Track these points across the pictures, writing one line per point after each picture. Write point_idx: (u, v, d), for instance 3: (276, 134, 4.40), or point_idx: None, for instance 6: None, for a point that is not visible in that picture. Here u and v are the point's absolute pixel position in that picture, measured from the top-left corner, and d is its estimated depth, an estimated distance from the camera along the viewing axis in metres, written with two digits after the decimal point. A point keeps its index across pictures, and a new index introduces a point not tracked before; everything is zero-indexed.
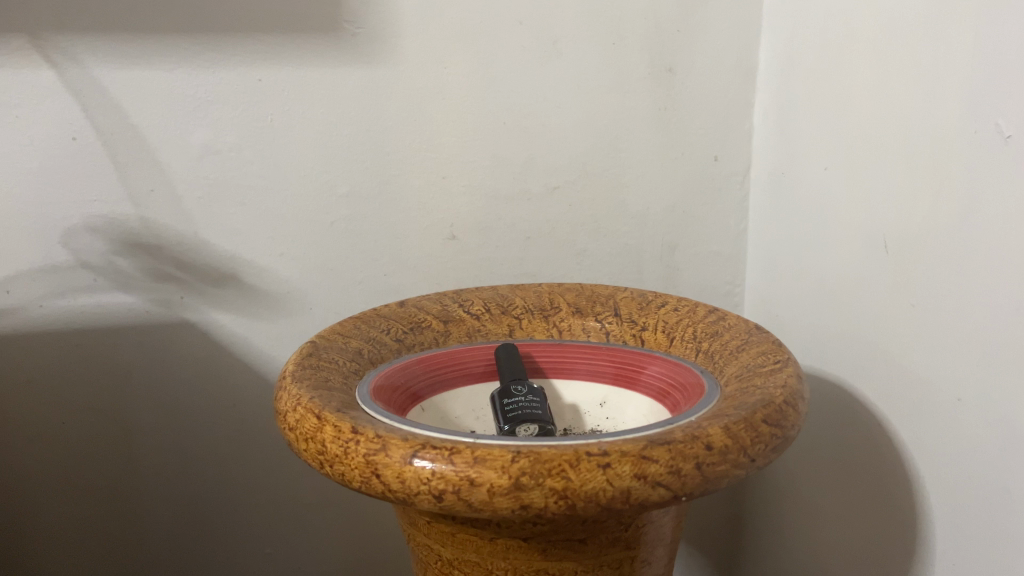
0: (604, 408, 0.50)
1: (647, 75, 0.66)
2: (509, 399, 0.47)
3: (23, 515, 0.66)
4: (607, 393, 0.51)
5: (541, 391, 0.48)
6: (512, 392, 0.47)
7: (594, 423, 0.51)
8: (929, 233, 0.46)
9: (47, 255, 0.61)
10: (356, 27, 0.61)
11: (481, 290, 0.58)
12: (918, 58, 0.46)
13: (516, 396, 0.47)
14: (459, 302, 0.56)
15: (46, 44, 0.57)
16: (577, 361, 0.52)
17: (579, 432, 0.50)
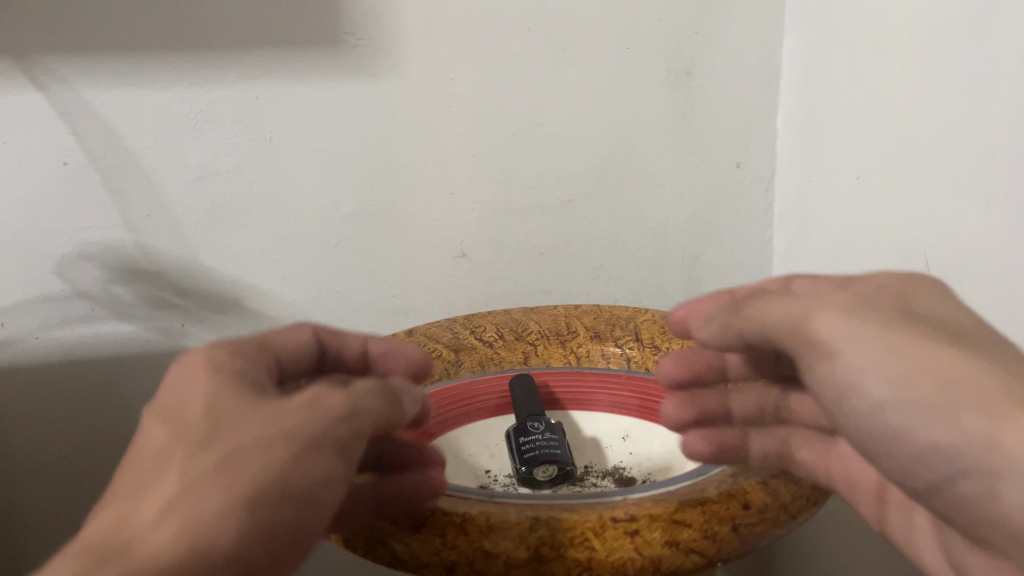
0: (627, 443, 0.48)
1: (665, 80, 0.62)
2: (525, 437, 0.44)
3: (28, 548, 0.65)
4: (630, 427, 0.48)
5: (558, 427, 0.45)
6: (528, 429, 0.44)
7: (617, 458, 0.47)
8: (978, 252, 0.42)
9: (42, 286, 0.59)
10: (356, 38, 0.58)
11: (494, 317, 0.56)
12: (962, 67, 0.42)
13: (534, 434, 0.44)
14: (471, 330, 0.54)
15: (33, 67, 0.55)
16: (596, 395, 0.49)
17: (602, 468, 0.47)
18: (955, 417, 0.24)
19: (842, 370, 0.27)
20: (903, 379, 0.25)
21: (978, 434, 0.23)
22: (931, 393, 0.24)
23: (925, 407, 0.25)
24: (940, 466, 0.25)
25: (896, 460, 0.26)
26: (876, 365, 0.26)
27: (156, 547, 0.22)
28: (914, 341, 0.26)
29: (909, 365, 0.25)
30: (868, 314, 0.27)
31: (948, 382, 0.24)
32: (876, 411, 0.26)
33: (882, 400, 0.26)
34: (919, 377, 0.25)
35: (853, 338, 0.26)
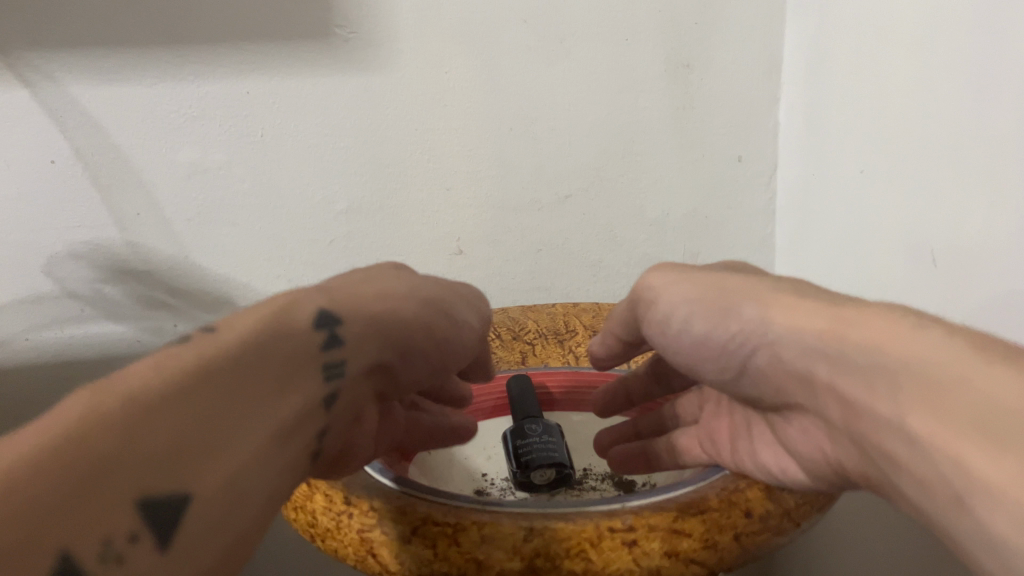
0: None
1: (663, 73, 0.61)
2: (523, 439, 0.42)
3: None
4: None
5: (554, 427, 0.43)
6: (525, 431, 0.42)
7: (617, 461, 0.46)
8: (987, 250, 0.40)
9: (32, 286, 0.59)
10: (347, 31, 0.56)
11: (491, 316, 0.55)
12: (971, 57, 0.41)
13: (531, 437, 0.42)
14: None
15: (18, 63, 0.53)
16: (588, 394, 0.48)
17: (602, 471, 0.46)
18: (732, 311, 0.29)
19: (660, 313, 0.33)
20: (694, 302, 0.31)
21: (752, 313, 0.28)
22: (713, 307, 0.30)
23: (712, 314, 0.30)
24: (734, 350, 0.30)
25: (711, 363, 0.31)
26: (685, 295, 0.32)
27: (371, 298, 0.30)
28: (706, 278, 0.32)
29: (701, 291, 0.32)
30: (675, 273, 0.34)
31: (726, 292, 0.30)
32: (687, 328, 0.32)
33: (687, 325, 0.32)
34: (709, 297, 0.31)
35: (667, 288, 0.33)
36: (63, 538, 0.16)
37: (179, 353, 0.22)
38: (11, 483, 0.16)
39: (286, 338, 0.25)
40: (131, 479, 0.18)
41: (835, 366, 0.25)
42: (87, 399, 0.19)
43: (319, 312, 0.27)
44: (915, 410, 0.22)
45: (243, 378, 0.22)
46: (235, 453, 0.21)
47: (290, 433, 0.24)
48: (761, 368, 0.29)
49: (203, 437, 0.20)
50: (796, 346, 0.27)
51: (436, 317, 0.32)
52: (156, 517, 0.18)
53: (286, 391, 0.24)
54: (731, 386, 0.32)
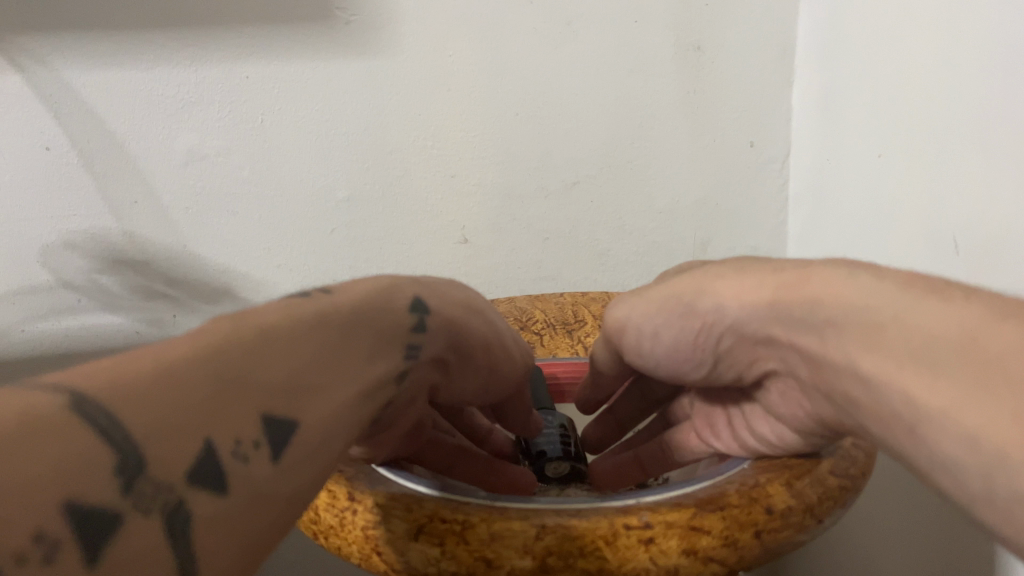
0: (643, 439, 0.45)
1: (673, 55, 0.59)
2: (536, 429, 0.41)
3: None
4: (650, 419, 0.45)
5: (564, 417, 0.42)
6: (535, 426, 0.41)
7: None
8: (1009, 235, 0.39)
9: (26, 276, 0.57)
10: (348, 13, 0.55)
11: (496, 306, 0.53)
12: (993, 33, 0.39)
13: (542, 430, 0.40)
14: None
15: (10, 46, 0.52)
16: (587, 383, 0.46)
17: None
18: (690, 307, 0.30)
19: (623, 328, 0.34)
20: (652, 310, 0.32)
21: (709, 302, 0.29)
22: (669, 310, 0.31)
23: (675, 318, 0.31)
24: (704, 343, 0.30)
25: (687, 362, 0.32)
26: (642, 310, 0.32)
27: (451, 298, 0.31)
28: (653, 287, 0.33)
29: (654, 296, 0.32)
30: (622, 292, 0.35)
31: (675, 291, 0.31)
32: (661, 339, 0.32)
33: (651, 334, 0.32)
34: (661, 306, 0.31)
35: (622, 307, 0.34)
36: (208, 428, 0.18)
37: (301, 304, 0.24)
38: (173, 369, 0.18)
39: (379, 317, 0.27)
40: (255, 396, 0.20)
41: (791, 325, 0.26)
42: (225, 322, 0.21)
43: (413, 300, 0.29)
44: (869, 352, 0.23)
45: (342, 346, 0.24)
46: (327, 402, 0.23)
47: (372, 399, 0.25)
48: (732, 350, 0.30)
49: (307, 385, 0.22)
50: (754, 321, 0.28)
51: (498, 337, 0.33)
52: (268, 434, 0.20)
53: (373, 362, 0.26)
54: (708, 379, 0.33)
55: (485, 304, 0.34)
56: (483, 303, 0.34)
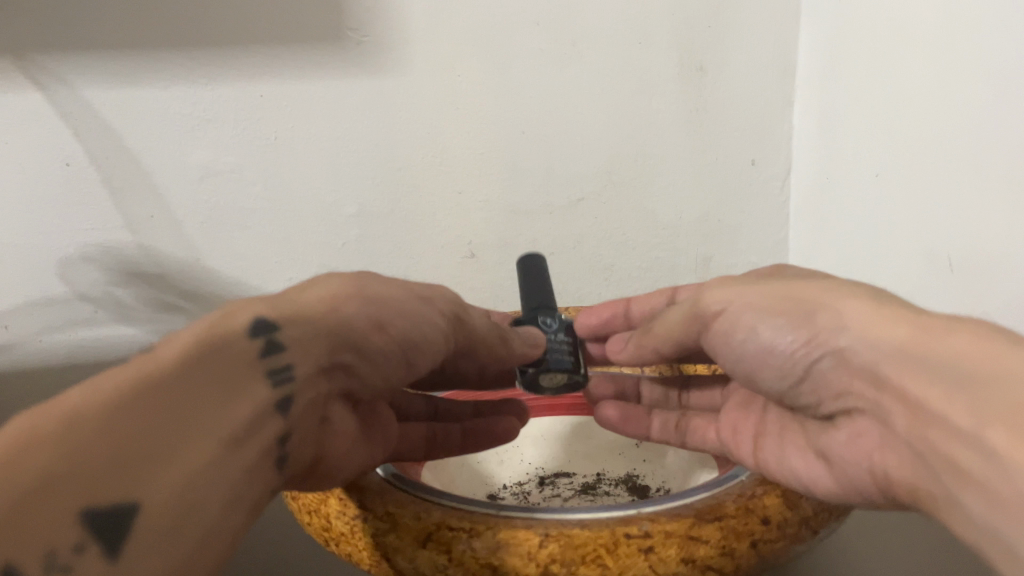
0: (640, 451, 0.47)
1: (676, 75, 0.61)
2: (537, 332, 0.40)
3: None
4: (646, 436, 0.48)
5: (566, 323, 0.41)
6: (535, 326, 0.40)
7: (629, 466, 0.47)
8: (1004, 255, 0.40)
9: (43, 289, 0.59)
10: (360, 34, 0.56)
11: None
12: (990, 59, 0.40)
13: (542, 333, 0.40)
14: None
15: (32, 66, 0.54)
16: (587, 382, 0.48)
17: (614, 475, 0.46)
18: (810, 314, 0.31)
19: (718, 315, 0.35)
20: (761, 305, 0.33)
21: (827, 316, 0.30)
22: (784, 309, 0.32)
23: (786, 316, 0.32)
24: (799, 355, 0.32)
25: (772, 360, 0.33)
26: (750, 307, 0.33)
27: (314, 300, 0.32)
28: (768, 285, 0.34)
29: (769, 295, 0.33)
30: (731, 281, 0.36)
31: (797, 296, 0.32)
32: (756, 331, 0.33)
33: (746, 325, 0.33)
34: (774, 303, 0.33)
35: (722, 294, 0.35)
36: (8, 553, 0.19)
37: (119, 371, 0.24)
38: None
39: (225, 351, 0.27)
40: (71, 495, 0.20)
41: (902, 365, 0.28)
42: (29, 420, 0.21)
43: (255, 318, 0.28)
44: (997, 427, 0.24)
45: (186, 395, 0.24)
46: (185, 462, 0.23)
47: (246, 434, 0.26)
48: (825, 373, 0.31)
49: (156, 456, 0.22)
50: (867, 351, 0.29)
51: (376, 319, 0.33)
52: (99, 529, 0.21)
53: (232, 399, 0.26)
54: (785, 392, 0.34)
55: (372, 282, 0.34)
56: (370, 282, 0.34)
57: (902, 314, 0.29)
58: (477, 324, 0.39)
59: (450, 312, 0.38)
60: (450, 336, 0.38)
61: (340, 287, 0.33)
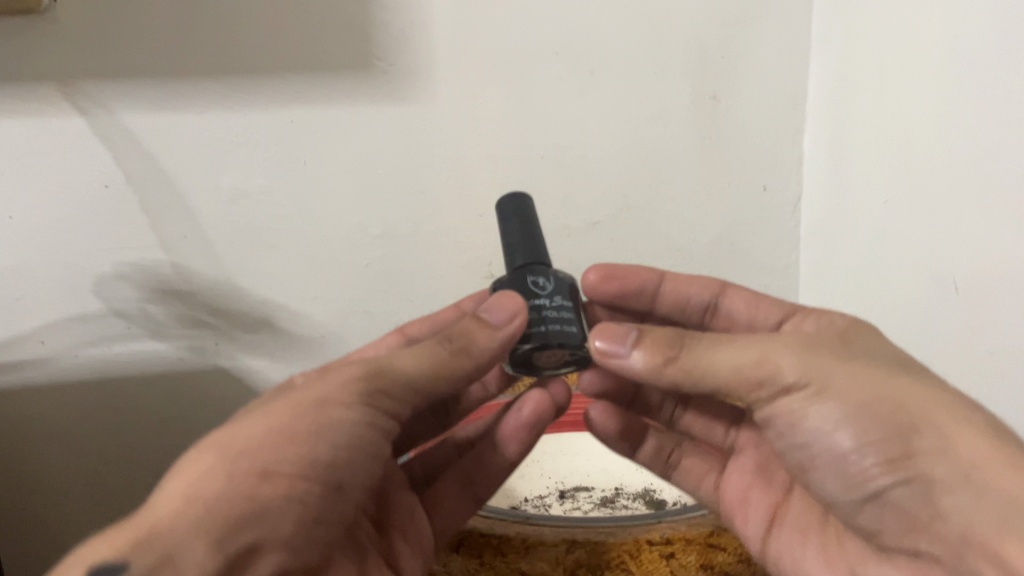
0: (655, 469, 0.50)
1: (690, 103, 0.63)
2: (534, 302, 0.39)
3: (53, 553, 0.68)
4: None
5: (563, 280, 0.41)
6: (532, 288, 0.40)
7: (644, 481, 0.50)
8: (1007, 279, 0.42)
9: (80, 305, 0.61)
10: (386, 63, 0.59)
11: (405, 330, 0.53)
12: (991, 95, 0.42)
13: (539, 296, 0.40)
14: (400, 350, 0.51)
15: (75, 92, 0.56)
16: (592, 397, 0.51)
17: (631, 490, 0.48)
18: (909, 432, 0.34)
19: (800, 388, 0.36)
20: (851, 403, 0.35)
21: (930, 441, 0.34)
22: (883, 419, 0.34)
23: (881, 432, 0.35)
24: (882, 470, 0.35)
25: (849, 464, 0.36)
26: (849, 400, 0.35)
27: (169, 502, 0.31)
28: (861, 376, 0.35)
29: (865, 389, 0.35)
30: (807, 346, 0.36)
31: (902, 403, 0.34)
32: (839, 428, 0.36)
33: (831, 419, 0.35)
34: (863, 408, 0.35)
35: (799, 365, 0.35)
36: None
37: None
38: None
39: None
40: None
41: (1009, 527, 0.31)
42: None
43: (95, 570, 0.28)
44: None
45: None
46: None
47: None
48: (899, 500, 0.35)
49: None
50: (970, 498, 0.32)
51: (248, 484, 0.32)
52: None
53: None
54: (846, 503, 0.39)
55: (231, 447, 0.33)
56: (223, 452, 0.33)
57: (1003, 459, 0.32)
58: (398, 372, 0.38)
59: (352, 401, 0.36)
60: (373, 415, 0.37)
61: (200, 470, 0.32)
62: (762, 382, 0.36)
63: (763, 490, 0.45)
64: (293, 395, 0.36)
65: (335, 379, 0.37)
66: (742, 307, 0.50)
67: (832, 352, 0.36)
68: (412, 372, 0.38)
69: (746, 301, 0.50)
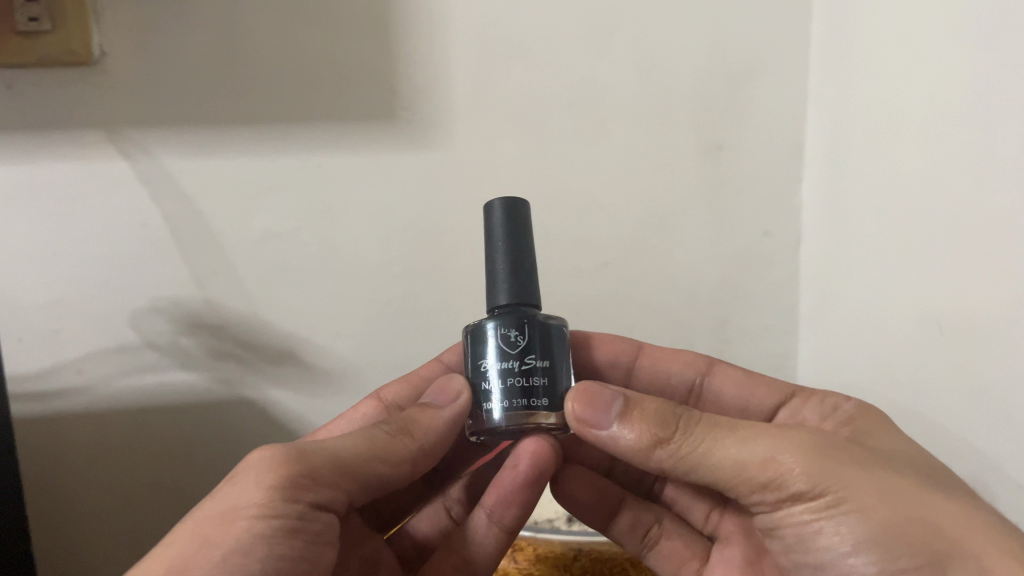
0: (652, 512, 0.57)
1: (694, 152, 0.67)
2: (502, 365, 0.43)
3: None
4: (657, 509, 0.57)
5: (538, 327, 0.44)
6: (499, 351, 0.43)
7: None
8: (986, 316, 0.45)
9: (116, 336, 0.65)
10: (409, 114, 0.64)
11: (383, 398, 0.56)
12: (963, 147, 0.46)
13: (510, 358, 0.43)
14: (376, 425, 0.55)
15: (122, 139, 0.61)
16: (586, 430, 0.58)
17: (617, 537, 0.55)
18: (938, 556, 0.36)
19: (814, 496, 0.38)
20: (869, 520, 0.37)
21: (967, 566, 0.35)
22: (907, 541, 0.36)
23: (898, 552, 0.36)
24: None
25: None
26: (877, 512, 0.37)
27: None
28: (881, 490, 0.38)
29: (883, 505, 0.37)
30: (819, 455, 0.39)
31: (929, 526, 0.36)
32: (849, 535, 0.38)
33: (849, 539, 0.38)
34: (886, 527, 0.37)
35: (811, 475, 0.38)
36: None
37: None
38: None
39: None
40: None
41: None
42: None
43: None
44: None
45: None
46: None
47: None
48: None
49: None
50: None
51: None
52: None
53: None
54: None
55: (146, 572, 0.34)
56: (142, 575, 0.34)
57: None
58: (321, 461, 0.41)
59: (271, 498, 0.38)
60: (297, 508, 0.38)
61: None
62: (770, 483, 0.39)
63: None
64: (206, 508, 0.37)
65: (245, 480, 0.38)
66: (729, 387, 0.56)
67: (848, 461, 0.39)
68: (337, 452, 0.42)
69: (735, 384, 0.56)
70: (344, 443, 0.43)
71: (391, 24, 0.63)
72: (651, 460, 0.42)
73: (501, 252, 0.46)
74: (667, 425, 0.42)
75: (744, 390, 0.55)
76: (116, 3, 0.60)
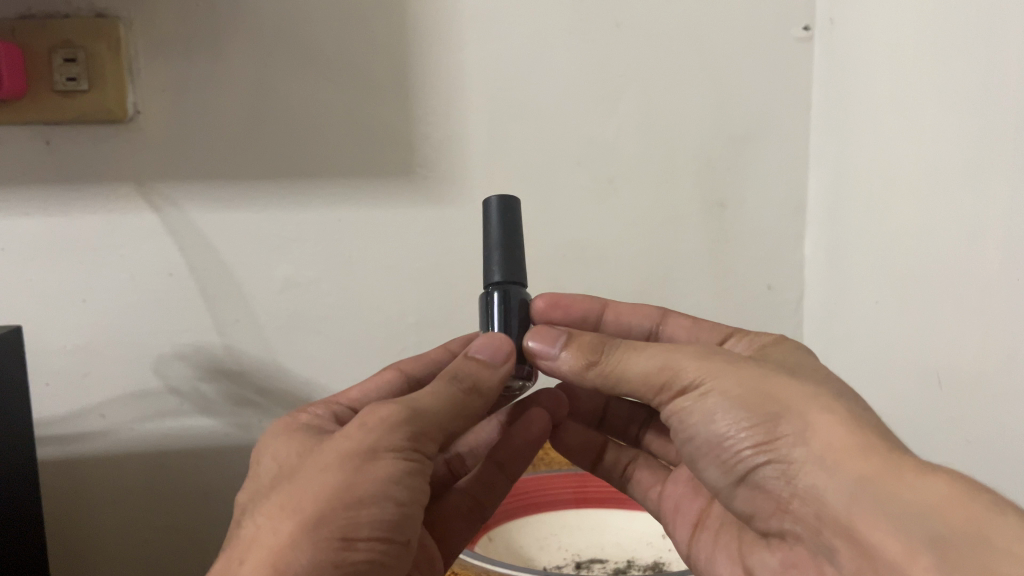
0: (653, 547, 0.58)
1: (700, 210, 0.69)
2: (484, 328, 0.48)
3: None
4: (655, 536, 0.58)
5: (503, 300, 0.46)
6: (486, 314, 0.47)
7: (636, 552, 0.58)
8: (979, 371, 0.46)
9: (140, 383, 0.67)
10: (427, 171, 0.67)
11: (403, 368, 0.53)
12: (959, 212, 0.48)
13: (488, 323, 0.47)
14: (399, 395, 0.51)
15: (152, 192, 0.64)
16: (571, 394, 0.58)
17: (621, 566, 0.56)
18: (776, 419, 0.37)
19: (692, 387, 0.40)
20: (731, 398, 0.38)
21: (795, 424, 0.36)
22: (756, 408, 0.37)
23: (754, 422, 0.37)
24: (752, 453, 0.38)
25: (724, 450, 0.39)
26: (736, 391, 0.38)
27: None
28: (746, 375, 0.39)
29: (744, 386, 0.38)
30: (707, 354, 0.40)
31: (772, 395, 0.38)
32: (711, 414, 0.39)
33: (716, 415, 0.39)
34: (741, 401, 0.38)
35: (696, 368, 0.40)
36: None
37: None
38: None
39: None
40: None
41: (860, 505, 0.34)
42: None
43: None
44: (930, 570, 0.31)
45: None
46: None
47: None
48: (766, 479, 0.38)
49: None
50: (828, 481, 0.35)
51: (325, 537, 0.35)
52: None
53: None
54: (724, 488, 0.42)
55: (302, 496, 0.36)
56: (298, 498, 0.36)
57: (859, 446, 0.35)
58: (435, 411, 0.41)
59: (399, 447, 0.39)
60: (417, 457, 0.39)
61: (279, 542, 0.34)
62: (664, 385, 0.40)
63: (692, 498, 0.50)
64: (342, 442, 0.38)
65: (377, 422, 0.39)
66: (681, 333, 0.54)
67: (729, 359, 0.40)
68: (444, 406, 0.42)
69: (686, 330, 0.54)
70: (443, 390, 0.42)
71: (410, 87, 0.66)
72: (585, 380, 0.43)
73: (495, 219, 0.46)
74: (594, 349, 0.43)
75: (693, 335, 0.54)
76: (151, 65, 0.63)
